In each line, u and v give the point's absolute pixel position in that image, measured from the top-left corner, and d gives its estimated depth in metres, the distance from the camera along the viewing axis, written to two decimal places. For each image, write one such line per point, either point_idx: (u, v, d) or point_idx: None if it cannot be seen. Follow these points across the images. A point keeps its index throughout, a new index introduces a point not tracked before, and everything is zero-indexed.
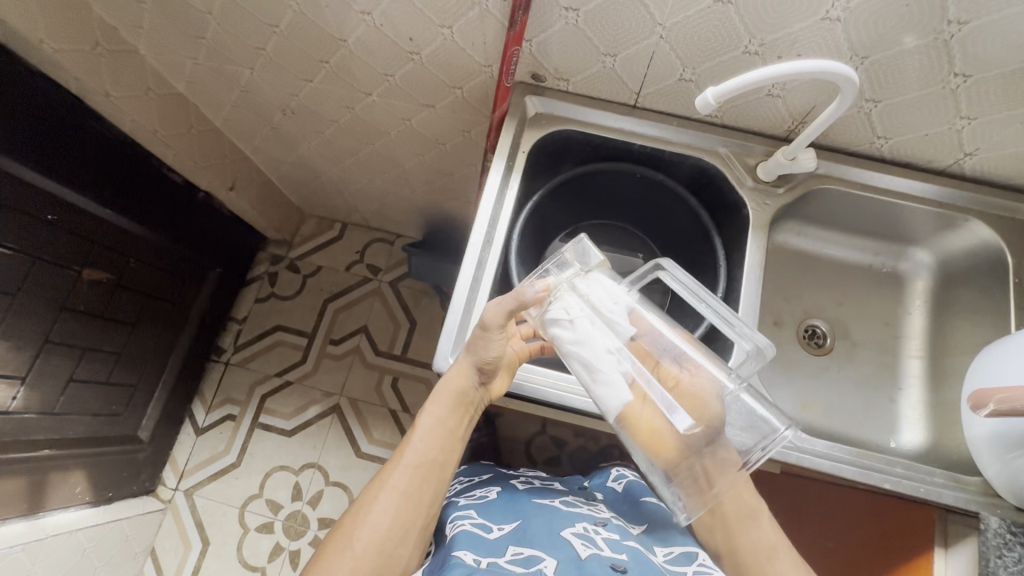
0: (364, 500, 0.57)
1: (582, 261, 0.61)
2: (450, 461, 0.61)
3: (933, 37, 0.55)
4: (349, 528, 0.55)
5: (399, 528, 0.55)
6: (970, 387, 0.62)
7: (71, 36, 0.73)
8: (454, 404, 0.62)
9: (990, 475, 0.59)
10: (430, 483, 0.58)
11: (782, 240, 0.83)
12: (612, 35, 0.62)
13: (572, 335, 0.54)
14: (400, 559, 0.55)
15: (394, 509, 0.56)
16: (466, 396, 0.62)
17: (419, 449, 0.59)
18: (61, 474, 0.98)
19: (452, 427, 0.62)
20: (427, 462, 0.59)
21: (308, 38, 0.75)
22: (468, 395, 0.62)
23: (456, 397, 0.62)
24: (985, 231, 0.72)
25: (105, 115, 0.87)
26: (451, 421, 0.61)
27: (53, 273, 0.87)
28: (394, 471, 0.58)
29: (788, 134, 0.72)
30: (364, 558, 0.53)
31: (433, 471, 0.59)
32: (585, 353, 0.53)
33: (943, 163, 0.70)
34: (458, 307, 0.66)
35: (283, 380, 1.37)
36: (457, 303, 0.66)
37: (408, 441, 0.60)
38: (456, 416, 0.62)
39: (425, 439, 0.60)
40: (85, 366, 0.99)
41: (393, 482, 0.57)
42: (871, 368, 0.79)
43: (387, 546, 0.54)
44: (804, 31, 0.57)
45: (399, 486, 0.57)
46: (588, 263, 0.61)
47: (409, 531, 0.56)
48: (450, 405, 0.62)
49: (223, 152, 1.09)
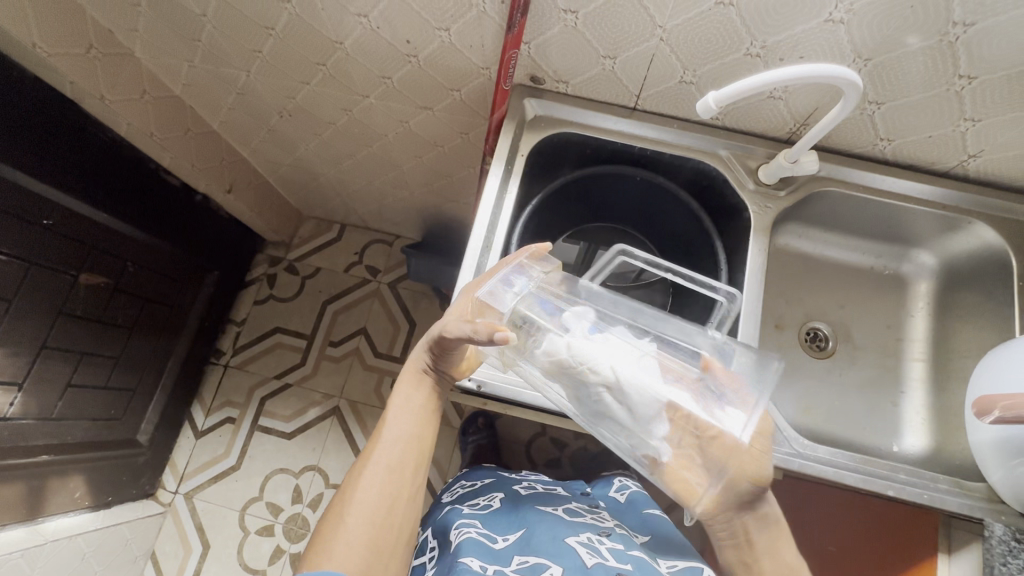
0: (349, 481, 0.56)
1: (542, 263, 0.64)
2: (428, 434, 0.61)
3: (938, 39, 0.54)
4: (338, 511, 0.54)
5: (387, 500, 0.55)
6: (974, 393, 0.61)
7: (64, 40, 0.72)
8: (421, 381, 0.63)
9: (994, 481, 0.59)
10: (411, 456, 0.58)
11: (784, 243, 0.83)
12: (612, 38, 0.61)
13: (603, 389, 0.54)
14: (393, 532, 0.54)
15: (381, 483, 0.55)
16: (429, 376, 0.63)
17: (394, 426, 0.60)
18: (60, 479, 0.98)
19: (424, 402, 0.62)
20: (405, 439, 0.59)
21: (304, 41, 0.74)
22: (432, 374, 0.63)
23: (420, 376, 0.63)
24: (988, 233, 0.71)
25: (101, 118, 0.86)
26: (422, 398, 0.62)
27: (50, 278, 0.86)
28: (376, 450, 0.58)
29: (789, 136, 0.71)
30: (358, 534, 0.52)
31: (411, 446, 0.59)
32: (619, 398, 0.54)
33: (947, 165, 0.69)
34: None
35: (282, 383, 1.37)
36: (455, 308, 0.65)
37: (383, 422, 0.60)
38: (427, 392, 0.63)
39: (399, 418, 0.60)
40: (83, 371, 0.98)
41: (375, 460, 0.57)
42: (874, 371, 0.78)
43: (379, 519, 0.54)
44: (806, 34, 0.56)
45: (382, 461, 0.57)
46: (548, 266, 0.64)
47: (397, 502, 0.56)
48: (417, 381, 0.63)
49: (220, 155, 1.08)
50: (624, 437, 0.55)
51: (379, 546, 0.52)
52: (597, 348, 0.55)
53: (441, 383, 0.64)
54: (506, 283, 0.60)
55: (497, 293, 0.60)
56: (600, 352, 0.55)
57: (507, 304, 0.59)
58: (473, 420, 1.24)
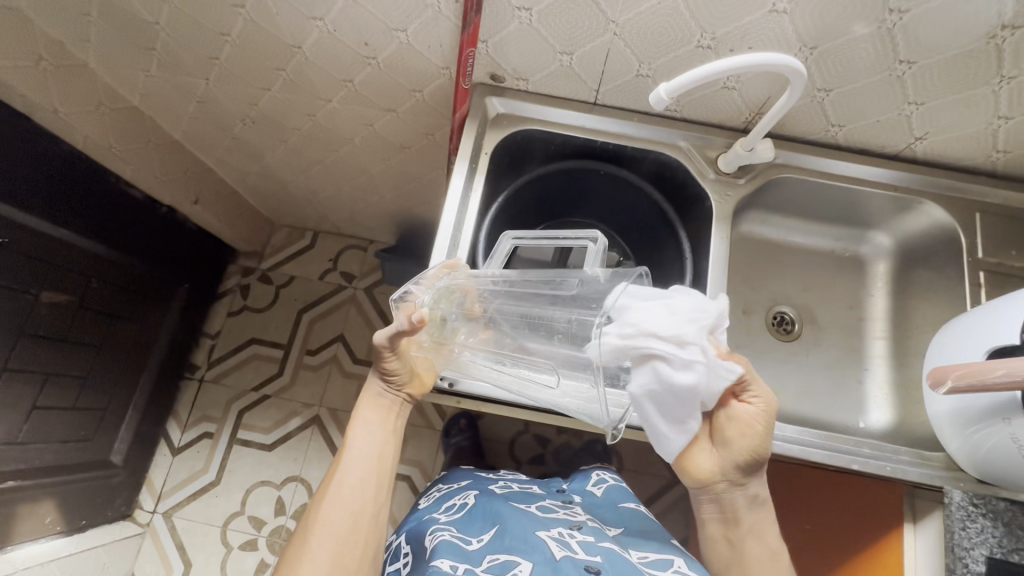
0: (314, 504, 0.58)
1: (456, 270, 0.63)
2: (388, 452, 0.62)
3: (877, 26, 0.56)
4: (302, 534, 0.56)
5: (349, 519, 0.56)
6: (930, 366, 0.63)
7: (11, 52, 0.70)
8: (379, 401, 0.64)
9: (952, 449, 0.61)
10: (372, 474, 0.59)
11: (748, 230, 0.84)
12: (567, 35, 0.62)
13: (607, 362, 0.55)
14: (357, 549, 0.55)
15: (343, 504, 0.57)
16: (385, 395, 0.64)
17: (355, 447, 0.61)
18: (30, 505, 0.95)
19: (383, 421, 0.63)
20: (367, 458, 0.60)
21: (262, 47, 0.74)
22: (387, 394, 0.64)
23: (379, 395, 0.64)
24: (938, 212, 0.74)
25: (55, 131, 0.84)
26: (380, 418, 0.63)
27: (9, 299, 0.84)
28: (338, 471, 0.59)
29: (746, 125, 0.73)
30: (321, 555, 0.53)
31: (373, 463, 0.60)
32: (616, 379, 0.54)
33: (896, 148, 0.72)
34: None
35: (259, 395, 1.35)
36: None
37: (345, 443, 0.61)
38: (384, 410, 0.63)
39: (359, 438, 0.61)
40: (48, 393, 0.95)
41: (337, 481, 0.58)
42: (838, 351, 0.81)
43: (342, 537, 0.55)
44: (753, 24, 0.58)
45: (344, 482, 0.58)
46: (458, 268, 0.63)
47: (360, 519, 0.57)
48: (374, 401, 0.64)
49: (184, 165, 1.06)
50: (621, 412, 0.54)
51: (343, 564, 0.54)
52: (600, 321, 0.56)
53: (399, 401, 0.64)
54: (415, 284, 0.59)
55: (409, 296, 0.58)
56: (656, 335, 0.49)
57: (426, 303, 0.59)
58: (455, 421, 1.24)
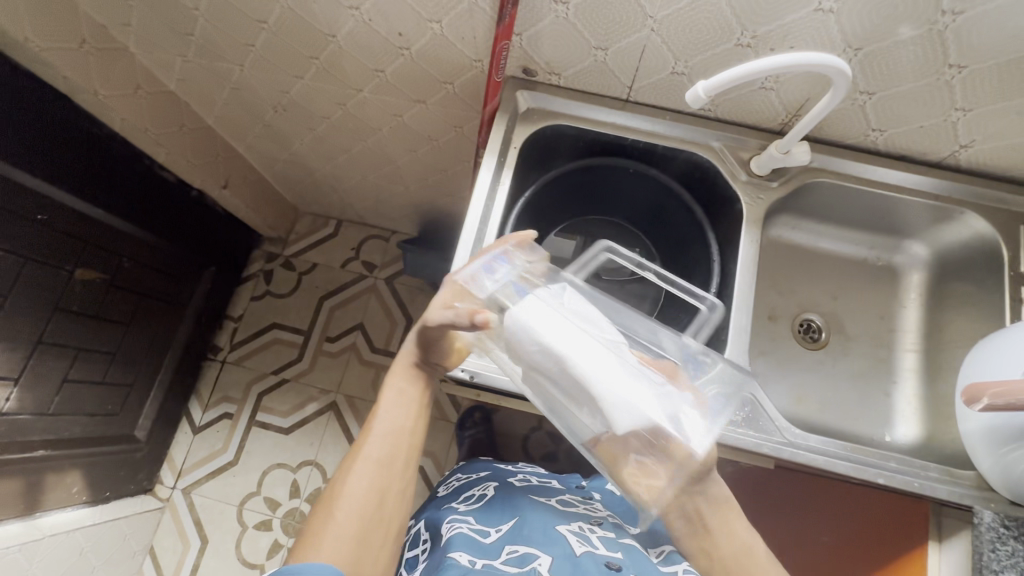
0: (338, 476, 0.56)
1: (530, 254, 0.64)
2: (418, 429, 0.61)
3: (928, 28, 0.55)
4: (326, 506, 0.53)
5: (377, 494, 0.54)
6: (964, 382, 0.61)
7: (57, 35, 0.72)
8: (413, 376, 0.63)
9: (984, 469, 0.59)
10: (401, 450, 0.58)
11: (777, 234, 0.83)
12: (604, 29, 0.61)
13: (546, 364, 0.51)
14: (382, 527, 0.54)
15: (370, 477, 0.55)
16: (420, 368, 0.64)
17: (384, 421, 0.59)
18: (58, 475, 0.98)
19: (415, 397, 0.62)
20: (396, 431, 0.59)
21: (296, 34, 0.74)
22: (422, 366, 0.64)
23: (412, 369, 0.64)
24: (980, 223, 0.71)
25: (94, 113, 0.86)
26: (413, 393, 0.62)
27: (45, 274, 0.87)
28: (365, 444, 0.58)
29: (782, 127, 0.71)
30: (346, 528, 0.51)
31: (402, 438, 0.59)
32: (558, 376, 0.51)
33: (939, 155, 0.69)
34: None
35: (279, 378, 1.37)
36: None
37: (373, 415, 0.60)
38: (416, 386, 0.63)
39: (389, 413, 0.60)
40: (79, 366, 0.98)
41: (365, 453, 0.57)
42: (866, 361, 0.79)
43: (368, 512, 0.53)
44: (797, 23, 0.56)
45: (373, 456, 0.57)
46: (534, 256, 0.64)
47: (388, 494, 0.55)
48: (407, 376, 0.63)
49: (215, 150, 1.08)
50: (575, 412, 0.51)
51: (368, 541, 0.52)
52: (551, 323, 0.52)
53: (432, 376, 0.64)
54: (490, 274, 0.61)
55: (478, 275, 0.61)
56: (566, 349, 0.50)
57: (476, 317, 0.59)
58: (470, 414, 1.25)
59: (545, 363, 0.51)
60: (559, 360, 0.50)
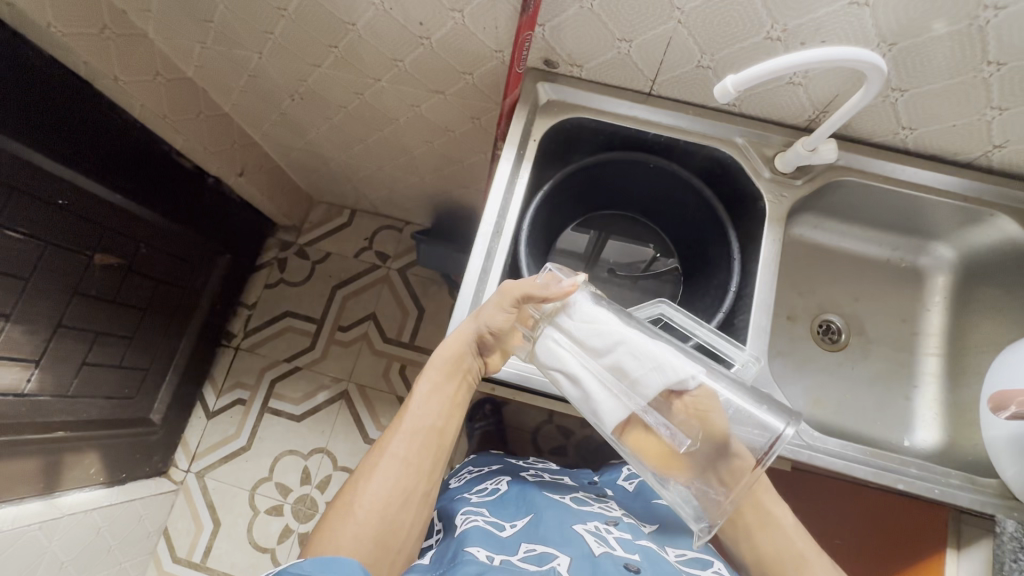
0: (363, 470, 0.56)
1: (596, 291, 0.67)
2: (448, 430, 0.60)
3: (967, 23, 0.53)
4: (349, 499, 0.54)
5: (400, 494, 0.55)
6: (990, 388, 0.60)
7: (79, 21, 0.72)
8: (453, 371, 0.62)
9: (1007, 478, 0.58)
10: (429, 450, 0.58)
11: (798, 233, 0.81)
12: (629, 20, 0.60)
13: (586, 340, 0.56)
14: (403, 528, 0.54)
15: (395, 477, 0.55)
16: (465, 360, 0.62)
17: (415, 418, 0.59)
18: (76, 455, 1.00)
19: (450, 396, 0.61)
20: (425, 430, 0.59)
21: (315, 22, 0.74)
22: (468, 359, 0.62)
23: (454, 364, 0.62)
24: (1010, 226, 0.69)
25: (114, 99, 0.87)
26: (448, 390, 0.61)
27: (65, 259, 0.88)
28: (394, 440, 0.58)
29: (808, 124, 0.70)
30: (367, 525, 0.52)
31: (431, 437, 0.59)
32: (597, 351, 0.55)
33: (970, 155, 0.67)
34: (472, 273, 0.66)
35: (292, 366, 1.38)
36: (472, 271, 0.66)
37: (404, 410, 0.60)
38: (454, 382, 0.62)
39: (421, 409, 0.59)
40: (97, 350, 1.00)
41: (391, 451, 0.57)
42: (886, 364, 0.78)
43: (390, 512, 0.53)
44: (830, 17, 0.54)
45: (399, 453, 0.57)
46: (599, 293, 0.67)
47: (410, 494, 0.56)
48: (446, 372, 0.61)
49: (232, 138, 1.08)
50: (607, 390, 0.54)
51: (388, 540, 0.53)
52: (599, 314, 0.58)
53: (472, 373, 0.63)
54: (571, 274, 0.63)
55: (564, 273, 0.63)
56: (604, 319, 0.57)
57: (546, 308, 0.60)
58: (480, 406, 1.25)
59: (586, 339, 0.56)
60: (598, 325, 0.56)
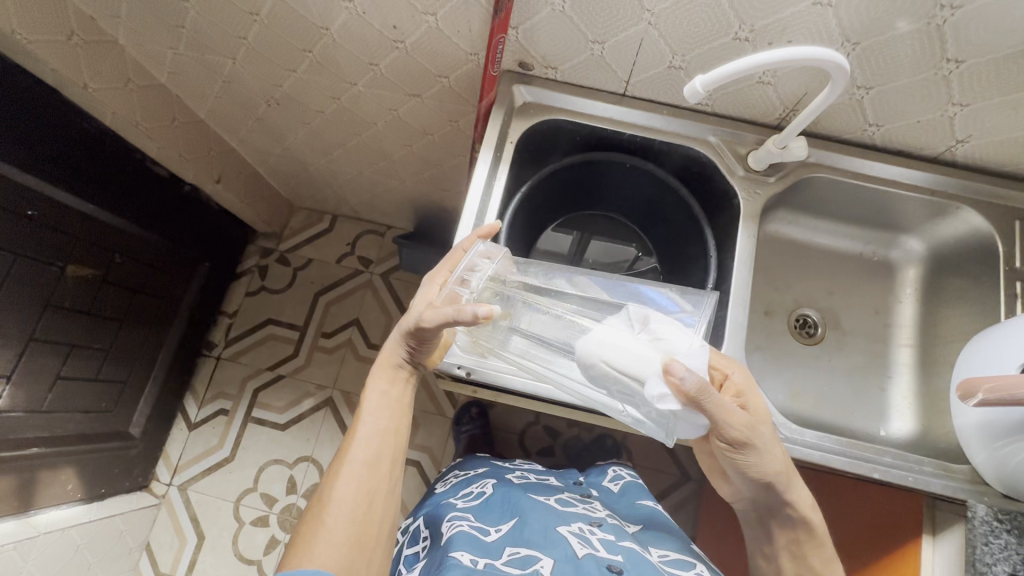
0: (327, 480, 0.56)
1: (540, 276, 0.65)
2: (402, 428, 0.61)
3: (926, 22, 0.54)
4: (316, 510, 0.54)
5: (366, 496, 0.55)
6: (960, 376, 0.61)
7: (45, 28, 0.70)
8: (395, 375, 0.62)
9: (978, 463, 0.60)
10: (387, 449, 0.58)
11: (773, 230, 0.83)
12: (600, 22, 0.61)
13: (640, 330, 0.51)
14: (374, 528, 0.54)
15: (359, 481, 0.55)
16: (403, 367, 0.62)
17: (369, 422, 0.59)
18: (51, 472, 0.97)
19: (398, 396, 0.62)
20: (382, 433, 0.59)
21: (290, 28, 0.73)
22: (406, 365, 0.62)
23: (395, 368, 0.62)
24: (975, 218, 0.71)
25: (84, 107, 0.85)
26: (397, 392, 0.62)
27: (34, 270, 0.85)
28: (352, 447, 0.57)
29: (779, 122, 0.71)
30: (340, 532, 0.52)
31: (388, 438, 0.59)
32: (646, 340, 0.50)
33: (936, 150, 0.69)
34: None
35: (275, 373, 1.37)
36: None
37: (357, 418, 0.59)
38: (400, 384, 0.62)
39: (374, 414, 0.60)
40: (72, 363, 0.97)
41: (352, 458, 0.56)
42: (861, 356, 0.79)
43: (359, 515, 0.54)
44: (794, 17, 0.56)
45: (361, 458, 0.57)
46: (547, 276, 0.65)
47: (376, 495, 0.56)
48: (392, 373, 0.62)
49: (208, 144, 1.06)
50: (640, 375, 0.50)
51: (362, 542, 0.53)
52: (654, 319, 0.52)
53: (416, 374, 0.63)
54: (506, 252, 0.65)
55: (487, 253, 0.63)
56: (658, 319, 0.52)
57: (475, 285, 0.61)
58: (467, 409, 1.24)
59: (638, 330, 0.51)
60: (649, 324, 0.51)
